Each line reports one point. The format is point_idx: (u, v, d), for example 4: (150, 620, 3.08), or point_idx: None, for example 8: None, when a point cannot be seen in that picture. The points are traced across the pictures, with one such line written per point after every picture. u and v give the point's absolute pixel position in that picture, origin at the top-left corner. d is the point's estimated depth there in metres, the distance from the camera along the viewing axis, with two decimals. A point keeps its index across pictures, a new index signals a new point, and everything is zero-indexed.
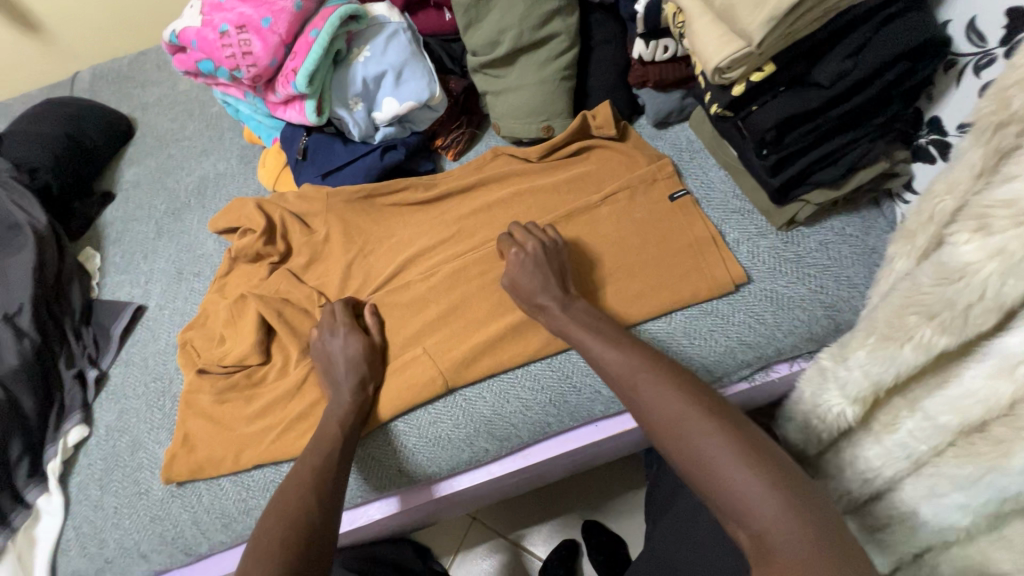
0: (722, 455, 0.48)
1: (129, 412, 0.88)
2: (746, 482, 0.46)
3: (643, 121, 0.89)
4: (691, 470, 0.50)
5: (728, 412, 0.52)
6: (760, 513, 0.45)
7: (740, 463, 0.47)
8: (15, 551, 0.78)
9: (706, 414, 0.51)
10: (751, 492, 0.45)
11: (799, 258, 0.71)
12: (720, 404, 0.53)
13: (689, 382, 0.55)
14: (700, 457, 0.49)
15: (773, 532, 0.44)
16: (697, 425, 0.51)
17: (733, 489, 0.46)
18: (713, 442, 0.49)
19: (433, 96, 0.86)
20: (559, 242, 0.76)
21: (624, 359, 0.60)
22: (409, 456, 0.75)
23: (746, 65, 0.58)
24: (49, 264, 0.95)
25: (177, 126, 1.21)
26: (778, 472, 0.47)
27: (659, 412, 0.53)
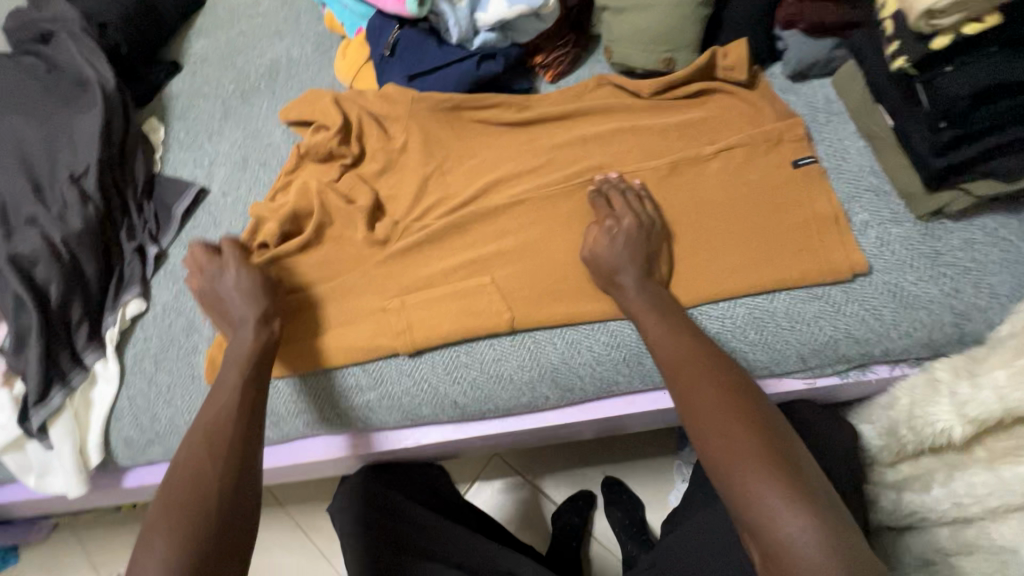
0: (745, 465, 0.49)
1: (186, 294, 0.86)
2: (767, 495, 0.47)
3: (776, 70, 0.78)
4: (713, 473, 0.51)
5: (764, 424, 0.52)
6: (776, 526, 0.46)
7: (763, 476, 0.48)
8: (73, 409, 0.79)
9: (737, 421, 0.52)
10: (772, 506, 0.46)
11: (937, 255, 0.63)
12: (756, 414, 0.53)
13: (731, 387, 0.55)
14: (724, 464, 0.50)
15: (789, 550, 0.44)
16: (723, 429, 0.52)
17: (753, 500, 0.47)
18: (739, 452, 0.50)
19: (547, 3, 0.76)
20: (657, 221, 0.69)
21: (677, 351, 0.59)
22: (465, 390, 0.72)
23: (967, 11, 0.47)
24: (115, 128, 0.91)
25: (251, 0, 1.12)
26: (801, 492, 0.47)
27: (691, 410, 0.55)
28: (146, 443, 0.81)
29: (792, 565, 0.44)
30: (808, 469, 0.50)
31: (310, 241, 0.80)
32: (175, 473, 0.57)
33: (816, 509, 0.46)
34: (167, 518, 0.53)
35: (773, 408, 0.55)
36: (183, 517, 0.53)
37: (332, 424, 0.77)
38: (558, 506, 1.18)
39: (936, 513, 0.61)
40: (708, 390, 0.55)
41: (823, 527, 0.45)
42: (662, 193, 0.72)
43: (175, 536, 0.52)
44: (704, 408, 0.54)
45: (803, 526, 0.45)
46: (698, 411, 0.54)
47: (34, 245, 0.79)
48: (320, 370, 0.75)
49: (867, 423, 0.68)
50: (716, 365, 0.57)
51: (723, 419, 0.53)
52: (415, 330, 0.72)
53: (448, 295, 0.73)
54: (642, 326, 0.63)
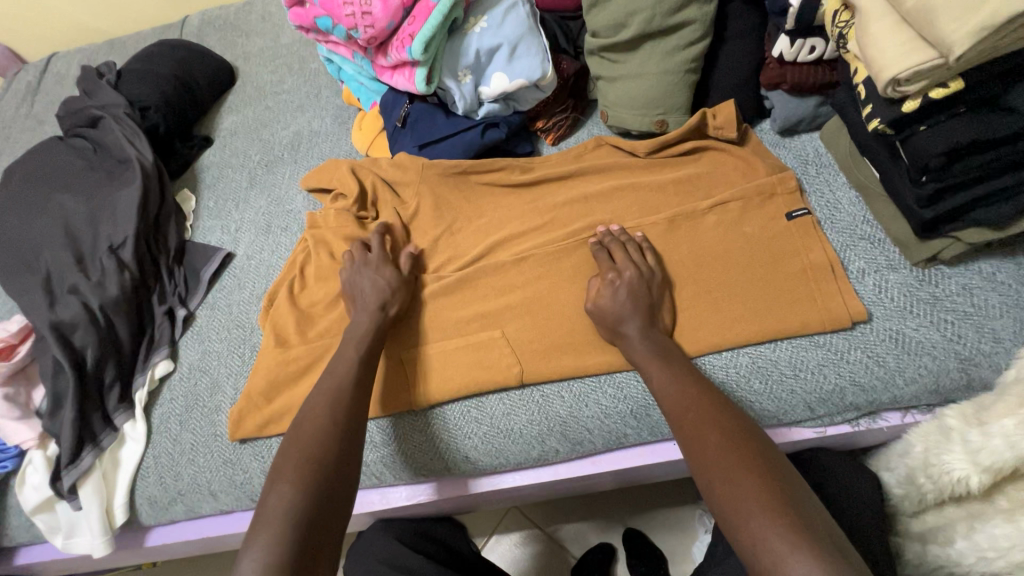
0: (750, 511, 0.49)
1: (211, 354, 0.91)
2: (774, 542, 0.47)
3: (766, 126, 0.82)
4: (722, 520, 0.52)
5: (766, 467, 0.53)
6: (783, 573, 0.45)
7: (768, 522, 0.48)
8: (101, 470, 0.83)
9: (740, 465, 0.53)
10: (779, 554, 0.46)
11: (936, 300, 0.64)
12: (759, 457, 0.54)
13: (732, 432, 0.56)
14: (730, 509, 0.51)
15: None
16: (726, 474, 0.53)
17: (760, 546, 0.48)
18: (744, 498, 0.50)
19: (545, 75, 0.82)
20: (658, 274, 0.71)
21: (680, 397, 0.60)
22: (478, 444, 0.73)
23: (929, 79, 0.50)
24: (152, 201, 0.98)
25: (277, 79, 1.23)
26: (809, 536, 0.47)
27: (696, 456, 0.56)
28: (168, 502, 0.83)
29: None
30: (814, 513, 0.49)
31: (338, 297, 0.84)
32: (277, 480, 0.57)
33: (824, 554, 0.45)
34: (267, 526, 0.53)
35: (775, 450, 0.55)
36: (310, 470, 0.57)
37: None
38: (578, 560, 1.15)
39: (961, 569, 0.59)
40: (711, 435, 0.56)
41: (831, 572, 0.44)
42: (662, 246, 0.75)
43: (291, 486, 0.56)
44: (707, 452, 0.55)
45: (814, 572, 0.44)
46: (703, 458, 0.55)
47: (74, 313, 0.84)
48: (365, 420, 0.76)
49: (885, 470, 0.67)
50: (720, 411, 0.58)
51: (727, 462, 0.53)
52: (425, 386, 0.74)
53: (459, 355, 0.75)
54: (646, 376, 0.64)
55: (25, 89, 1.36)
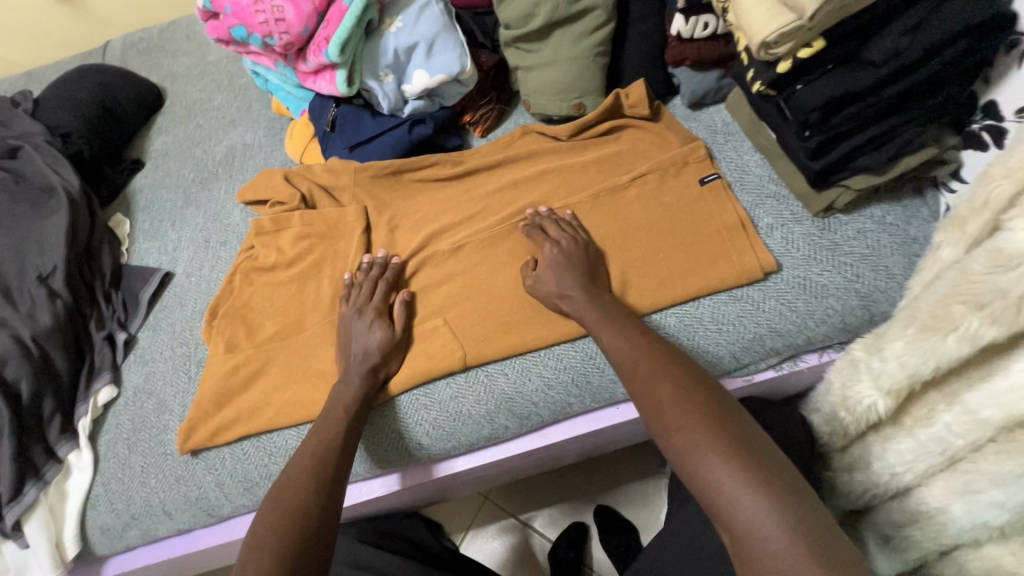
0: (704, 456, 0.48)
1: (156, 375, 0.89)
2: (728, 484, 0.46)
3: (677, 102, 0.87)
4: (678, 468, 0.51)
5: (719, 412, 0.52)
6: (738, 514, 0.45)
7: (722, 465, 0.47)
8: (47, 503, 0.80)
9: (693, 411, 0.52)
10: (732, 494, 0.46)
11: (836, 246, 0.69)
12: (711, 403, 0.53)
13: (684, 379, 0.55)
14: (685, 456, 0.50)
15: (752, 533, 0.44)
16: (680, 422, 0.51)
17: (715, 489, 0.47)
18: (698, 444, 0.49)
19: (464, 69, 0.85)
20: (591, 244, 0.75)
21: (630, 352, 0.61)
22: (429, 430, 0.74)
23: (794, 40, 0.55)
24: (82, 227, 0.96)
25: (206, 96, 1.22)
26: (762, 476, 0.46)
27: (648, 405, 0.55)
28: (122, 528, 0.81)
29: (761, 554, 0.43)
30: (768, 450, 0.49)
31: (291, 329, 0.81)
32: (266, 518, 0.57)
33: (776, 490, 0.45)
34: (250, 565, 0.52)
35: (727, 395, 0.54)
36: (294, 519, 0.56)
37: None
38: (553, 543, 1.17)
39: (879, 487, 0.64)
40: (663, 386, 0.55)
41: (784, 509, 0.44)
42: (589, 222, 0.78)
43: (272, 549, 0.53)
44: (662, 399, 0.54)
45: (765, 510, 0.44)
46: (656, 407, 0.54)
47: (4, 346, 0.82)
48: (292, 426, 0.78)
49: (811, 410, 0.72)
50: (672, 360, 0.58)
51: (680, 410, 0.52)
52: None
53: (405, 349, 0.77)
54: (595, 335, 0.66)
55: None
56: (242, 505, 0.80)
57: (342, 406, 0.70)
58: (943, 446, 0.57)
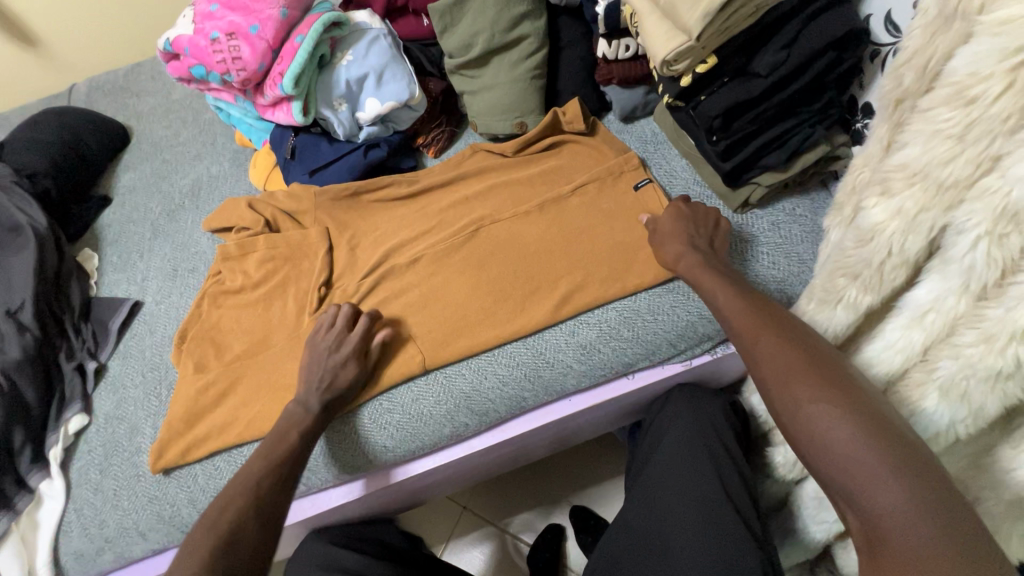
0: (833, 427, 0.45)
1: (127, 400, 0.92)
2: (864, 460, 0.42)
3: (611, 117, 0.95)
4: (801, 440, 0.47)
5: (849, 385, 0.47)
6: (875, 494, 0.41)
7: (859, 439, 0.43)
8: (19, 533, 0.81)
9: (824, 382, 0.48)
10: (870, 471, 0.42)
11: (753, 236, 0.77)
12: (842, 375, 0.48)
13: (811, 352, 0.51)
14: (811, 428, 0.46)
15: (886, 518, 0.40)
16: (811, 390, 0.48)
17: (848, 466, 0.43)
18: (829, 415, 0.45)
19: (413, 96, 0.92)
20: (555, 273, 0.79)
21: (751, 321, 0.56)
22: (393, 433, 0.78)
23: (691, 58, 0.63)
24: (49, 263, 0.99)
25: (172, 133, 1.26)
26: (906, 454, 0.42)
27: (771, 375, 0.51)
28: (96, 552, 0.82)
29: (898, 538, 0.39)
30: (904, 429, 0.44)
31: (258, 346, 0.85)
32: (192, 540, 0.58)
33: (918, 474, 0.41)
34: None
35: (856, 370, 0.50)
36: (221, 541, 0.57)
37: None
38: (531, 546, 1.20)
39: None
40: (793, 352, 0.51)
41: (927, 494, 0.40)
42: (535, 230, 0.84)
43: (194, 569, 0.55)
44: (782, 372, 0.51)
45: (902, 494, 0.40)
46: (781, 374, 0.50)
47: None
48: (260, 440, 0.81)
49: None
50: (794, 330, 0.54)
51: (808, 380, 0.48)
52: None
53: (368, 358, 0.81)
54: (708, 298, 0.64)
55: None
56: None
57: (306, 414, 0.73)
58: None
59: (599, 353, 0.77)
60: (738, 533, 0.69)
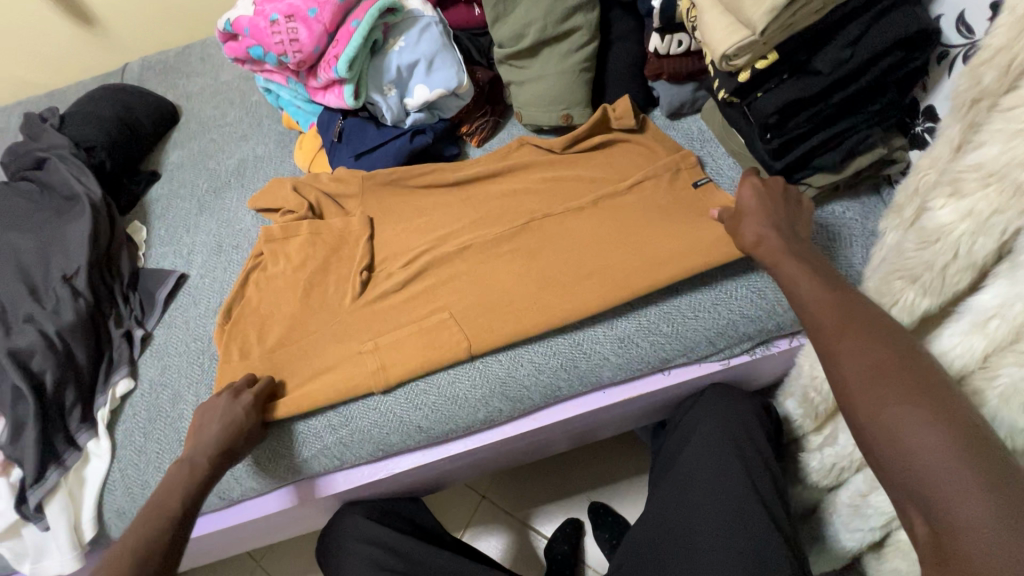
0: (921, 434, 0.43)
1: (171, 368, 0.95)
2: (949, 472, 0.41)
3: (658, 112, 0.94)
4: (878, 444, 0.46)
5: (944, 394, 0.45)
6: (957, 508, 0.40)
7: (949, 449, 0.42)
8: (67, 489, 0.85)
9: (915, 388, 0.46)
10: (956, 483, 0.40)
11: (800, 238, 0.76)
12: (938, 384, 0.46)
13: (899, 354, 0.48)
14: (892, 433, 0.45)
15: (967, 532, 0.39)
16: (898, 396, 0.46)
17: (928, 476, 0.42)
18: (916, 422, 0.44)
19: (461, 84, 0.93)
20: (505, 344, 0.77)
21: (835, 314, 0.53)
22: (429, 414, 0.80)
23: (752, 53, 0.63)
24: (103, 232, 1.03)
25: (219, 113, 1.30)
26: (1001, 472, 0.40)
27: (852, 376, 0.49)
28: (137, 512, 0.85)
29: (975, 553, 0.38)
30: (1001, 446, 0.42)
31: (298, 323, 0.87)
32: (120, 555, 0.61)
33: (1012, 494, 0.39)
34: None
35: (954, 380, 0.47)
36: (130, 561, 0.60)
37: (308, 467, 0.82)
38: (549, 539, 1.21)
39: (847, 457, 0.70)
40: (882, 352, 0.49)
41: (1020, 514, 0.38)
42: (577, 223, 0.85)
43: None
44: (865, 374, 0.48)
45: (988, 511, 0.38)
46: (863, 376, 0.48)
47: (30, 339, 0.87)
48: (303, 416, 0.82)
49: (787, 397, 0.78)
50: (885, 326, 0.51)
51: (894, 385, 0.46)
52: (384, 372, 0.79)
53: (410, 343, 0.82)
54: (792, 290, 0.58)
55: None
56: (250, 488, 0.83)
57: None
58: None
59: (637, 347, 0.77)
60: (765, 533, 0.69)
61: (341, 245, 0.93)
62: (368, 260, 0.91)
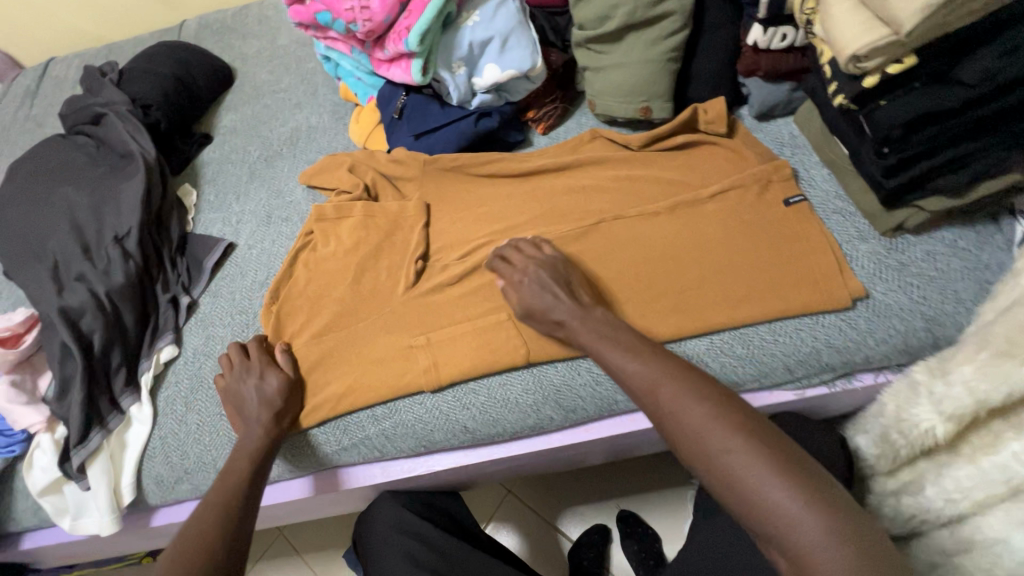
0: (751, 475, 0.49)
1: (215, 339, 0.93)
2: (787, 511, 0.47)
3: (744, 112, 0.87)
4: (726, 496, 0.50)
5: (771, 438, 0.51)
6: (797, 540, 0.46)
7: (772, 483, 0.48)
8: (109, 450, 0.85)
9: (731, 432, 0.51)
10: (789, 518, 0.46)
11: (902, 265, 0.69)
12: (760, 426, 0.52)
13: (753, 428, 0.51)
14: (727, 483, 0.50)
15: (810, 562, 0.45)
16: (721, 445, 0.51)
17: (769, 517, 0.47)
18: (750, 471, 0.49)
19: (535, 66, 0.87)
20: (558, 258, 0.76)
21: (648, 375, 0.58)
22: (476, 415, 0.76)
23: (886, 55, 0.55)
24: (155, 194, 1.01)
25: (274, 78, 1.26)
26: (814, 488, 0.48)
27: (682, 436, 0.53)
28: (174, 481, 0.85)
29: None
30: (811, 465, 0.50)
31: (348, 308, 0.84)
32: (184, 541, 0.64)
33: (840, 523, 0.46)
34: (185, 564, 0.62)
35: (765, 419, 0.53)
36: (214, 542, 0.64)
37: (348, 454, 0.81)
38: (574, 543, 1.18)
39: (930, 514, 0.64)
40: (695, 407, 0.54)
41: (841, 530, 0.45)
42: (649, 227, 0.79)
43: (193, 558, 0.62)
44: (703, 430, 0.52)
45: (828, 545, 0.45)
46: (688, 432, 0.53)
47: (81, 299, 0.87)
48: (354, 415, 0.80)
49: (859, 434, 0.71)
50: (677, 381, 0.56)
51: (718, 433, 0.51)
52: (436, 370, 0.77)
53: (465, 341, 0.78)
54: (596, 352, 0.65)
55: (23, 92, 1.39)
56: (288, 470, 0.82)
57: None
58: (1007, 473, 0.59)
59: (705, 367, 0.71)
60: None
61: (396, 231, 0.89)
62: (423, 248, 0.87)
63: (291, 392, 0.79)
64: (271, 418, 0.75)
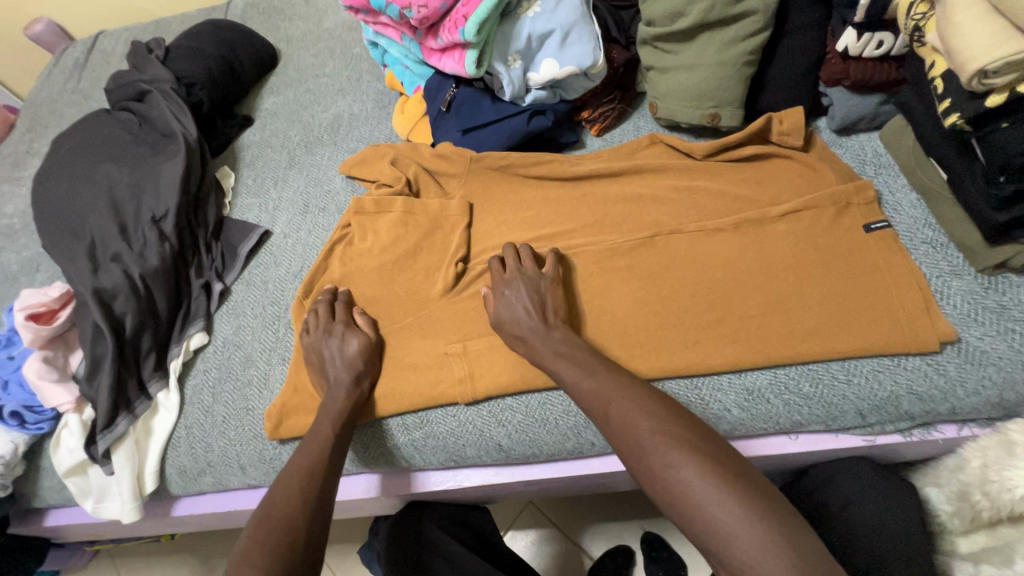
0: (714, 507, 0.46)
1: (246, 330, 0.91)
2: (751, 549, 0.44)
3: (823, 124, 0.80)
4: (696, 534, 0.48)
5: (739, 471, 0.49)
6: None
7: (736, 517, 0.45)
8: (134, 436, 0.83)
9: (702, 464, 0.49)
10: (752, 556, 0.43)
11: (1004, 309, 0.62)
12: (731, 458, 0.50)
13: (724, 458, 0.50)
14: (697, 519, 0.47)
15: None
16: (690, 478, 0.49)
17: (734, 556, 0.44)
18: (712, 503, 0.47)
19: (596, 63, 0.80)
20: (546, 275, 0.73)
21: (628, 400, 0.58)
22: (513, 433, 0.72)
23: (1021, 71, 0.48)
24: (193, 175, 0.99)
25: (319, 62, 1.23)
26: (783, 526, 0.45)
27: (651, 467, 0.51)
28: (197, 473, 0.83)
29: None
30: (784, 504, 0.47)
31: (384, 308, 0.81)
32: (268, 507, 0.59)
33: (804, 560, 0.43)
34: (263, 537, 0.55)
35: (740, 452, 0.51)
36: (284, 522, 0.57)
37: (375, 463, 0.77)
38: (595, 562, 1.11)
39: None
40: (666, 438, 0.52)
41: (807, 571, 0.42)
42: (711, 244, 0.73)
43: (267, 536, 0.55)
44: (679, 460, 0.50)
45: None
46: (656, 464, 0.51)
47: (115, 280, 0.85)
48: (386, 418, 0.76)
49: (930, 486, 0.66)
50: (668, 413, 0.55)
51: (687, 464, 0.49)
52: (472, 382, 0.73)
53: (505, 354, 0.73)
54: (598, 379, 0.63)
55: (72, 64, 1.39)
56: None
57: None
58: None
59: (767, 405, 0.65)
60: None
61: (435, 229, 0.85)
62: (465, 251, 0.83)
63: (370, 355, 0.76)
64: (351, 380, 0.73)
